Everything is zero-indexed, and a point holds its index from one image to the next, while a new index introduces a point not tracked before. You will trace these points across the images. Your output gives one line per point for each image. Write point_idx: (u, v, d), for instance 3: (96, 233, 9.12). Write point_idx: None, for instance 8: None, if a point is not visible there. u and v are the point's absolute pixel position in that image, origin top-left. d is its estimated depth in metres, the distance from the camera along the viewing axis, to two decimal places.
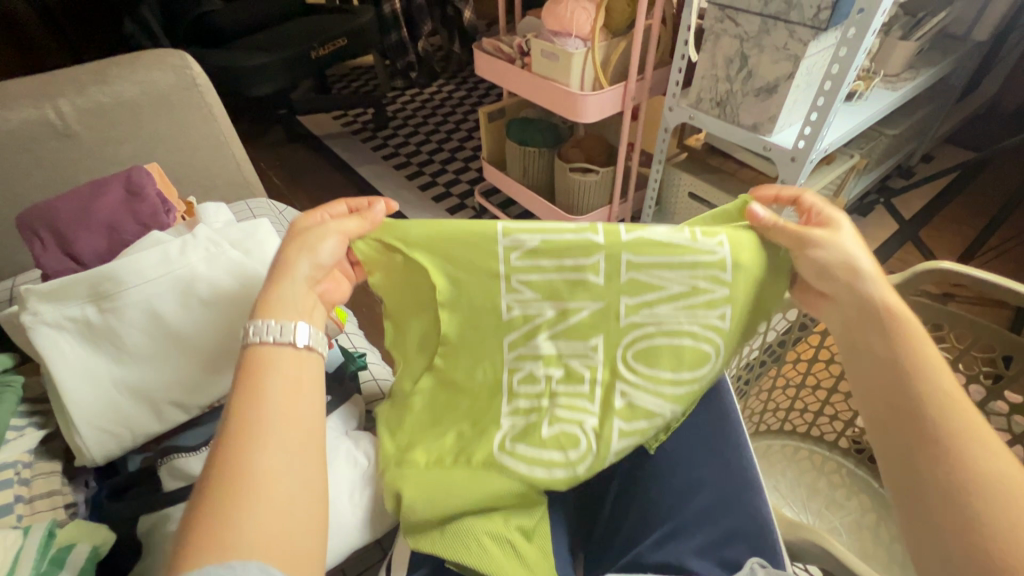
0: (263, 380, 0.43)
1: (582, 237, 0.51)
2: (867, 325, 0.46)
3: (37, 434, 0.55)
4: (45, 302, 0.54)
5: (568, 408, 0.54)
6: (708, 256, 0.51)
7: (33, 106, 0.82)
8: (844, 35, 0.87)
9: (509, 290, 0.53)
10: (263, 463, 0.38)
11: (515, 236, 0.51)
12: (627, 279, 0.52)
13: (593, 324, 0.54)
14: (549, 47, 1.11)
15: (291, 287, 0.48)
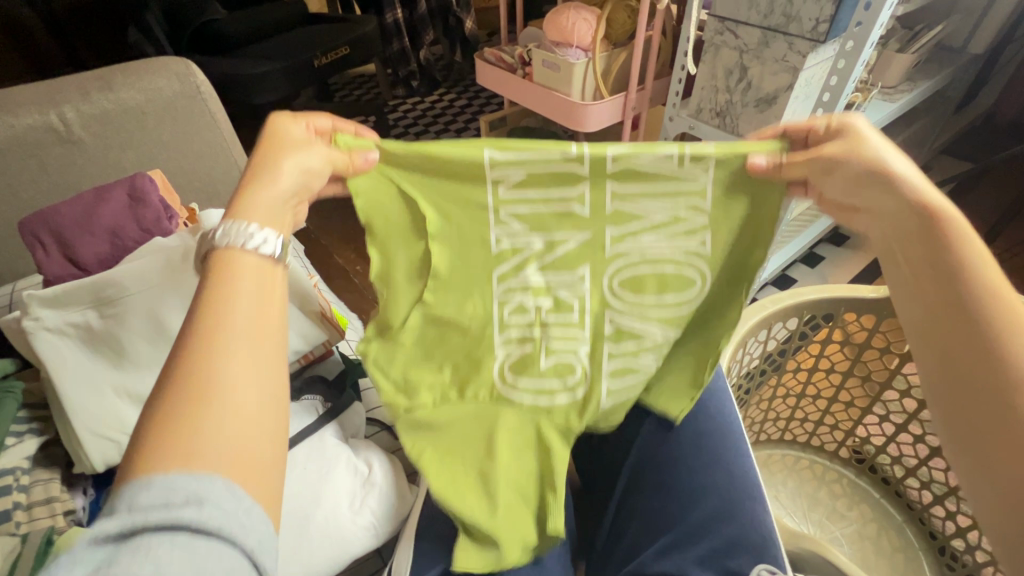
0: (232, 284, 0.37)
1: (569, 166, 0.49)
2: (915, 233, 0.42)
3: (37, 440, 0.55)
4: (47, 308, 0.54)
5: (561, 339, 0.57)
6: (692, 185, 0.50)
7: (39, 113, 0.83)
8: (843, 47, 0.88)
9: (498, 223, 0.53)
10: (229, 372, 0.33)
11: (501, 168, 0.50)
12: (612, 210, 0.52)
13: (579, 255, 0.54)
14: (551, 57, 1.12)
15: (276, 192, 0.42)
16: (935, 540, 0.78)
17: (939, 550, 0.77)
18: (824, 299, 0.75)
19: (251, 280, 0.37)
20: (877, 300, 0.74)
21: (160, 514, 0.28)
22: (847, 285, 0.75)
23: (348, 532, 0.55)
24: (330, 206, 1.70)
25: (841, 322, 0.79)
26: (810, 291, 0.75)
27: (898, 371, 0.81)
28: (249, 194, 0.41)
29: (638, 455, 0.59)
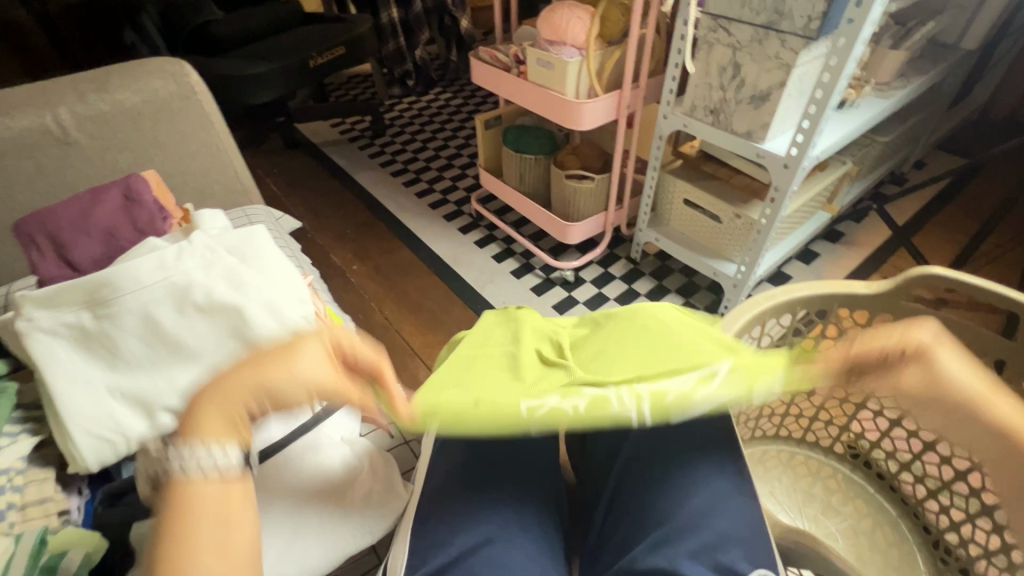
0: (192, 523, 0.40)
1: (621, 420, 0.55)
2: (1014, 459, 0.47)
3: (31, 440, 0.53)
4: (41, 310, 0.55)
5: (586, 393, 0.57)
6: (709, 372, 0.57)
7: (34, 114, 0.82)
8: (835, 44, 0.88)
9: (531, 403, 0.56)
10: None
11: (531, 407, 0.56)
12: (647, 389, 0.56)
13: (606, 401, 0.56)
14: (545, 56, 1.13)
15: (223, 407, 0.44)
16: (930, 533, 0.78)
17: (934, 544, 0.77)
18: (818, 295, 0.75)
19: (219, 508, 0.42)
20: (870, 296, 0.75)
21: None
22: (841, 281, 0.75)
23: (341, 529, 0.55)
24: (327, 206, 1.70)
25: (834, 318, 0.80)
26: (803, 286, 0.75)
27: None
28: (205, 401, 0.44)
29: (630, 450, 0.58)
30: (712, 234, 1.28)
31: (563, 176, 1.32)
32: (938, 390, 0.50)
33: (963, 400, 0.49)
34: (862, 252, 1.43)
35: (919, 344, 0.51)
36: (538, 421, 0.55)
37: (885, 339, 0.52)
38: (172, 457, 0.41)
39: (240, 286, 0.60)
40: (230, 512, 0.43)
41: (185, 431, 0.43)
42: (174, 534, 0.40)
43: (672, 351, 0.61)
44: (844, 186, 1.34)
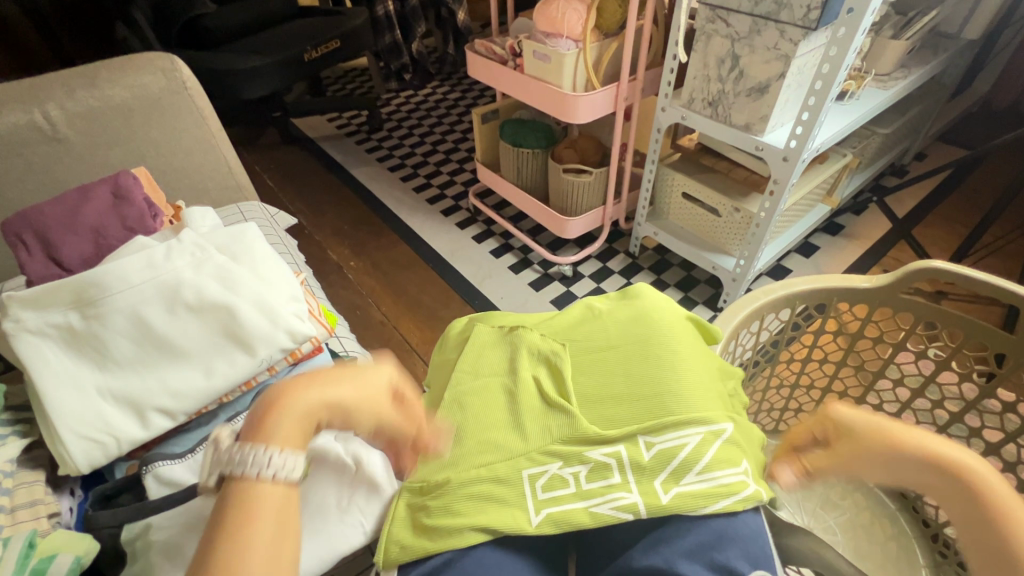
0: (248, 521, 0.38)
1: (625, 500, 0.50)
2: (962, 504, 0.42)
3: (20, 442, 0.53)
4: (27, 310, 0.54)
5: (587, 463, 0.53)
6: (719, 436, 0.52)
7: (22, 111, 0.81)
8: (834, 34, 0.87)
9: (532, 478, 0.52)
10: None
11: (534, 477, 0.52)
12: (652, 455, 0.51)
13: (606, 469, 0.52)
14: (541, 48, 1.11)
15: (303, 417, 0.44)
16: (928, 528, 0.78)
17: (932, 537, 0.78)
18: (817, 289, 0.74)
19: (271, 509, 0.39)
20: (869, 290, 0.74)
21: None
22: (840, 275, 0.74)
23: (331, 534, 0.55)
24: (323, 202, 1.69)
25: (833, 313, 0.79)
26: (802, 280, 0.74)
27: (891, 361, 0.81)
28: (283, 404, 0.44)
29: None
30: (711, 228, 1.27)
31: (560, 170, 1.31)
32: (869, 455, 0.46)
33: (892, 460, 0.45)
34: (861, 245, 1.42)
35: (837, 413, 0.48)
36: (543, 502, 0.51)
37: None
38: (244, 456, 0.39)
39: (231, 285, 0.59)
40: (283, 513, 0.39)
41: (257, 437, 0.41)
42: (225, 537, 0.37)
43: (677, 391, 0.55)
44: (844, 178, 1.33)
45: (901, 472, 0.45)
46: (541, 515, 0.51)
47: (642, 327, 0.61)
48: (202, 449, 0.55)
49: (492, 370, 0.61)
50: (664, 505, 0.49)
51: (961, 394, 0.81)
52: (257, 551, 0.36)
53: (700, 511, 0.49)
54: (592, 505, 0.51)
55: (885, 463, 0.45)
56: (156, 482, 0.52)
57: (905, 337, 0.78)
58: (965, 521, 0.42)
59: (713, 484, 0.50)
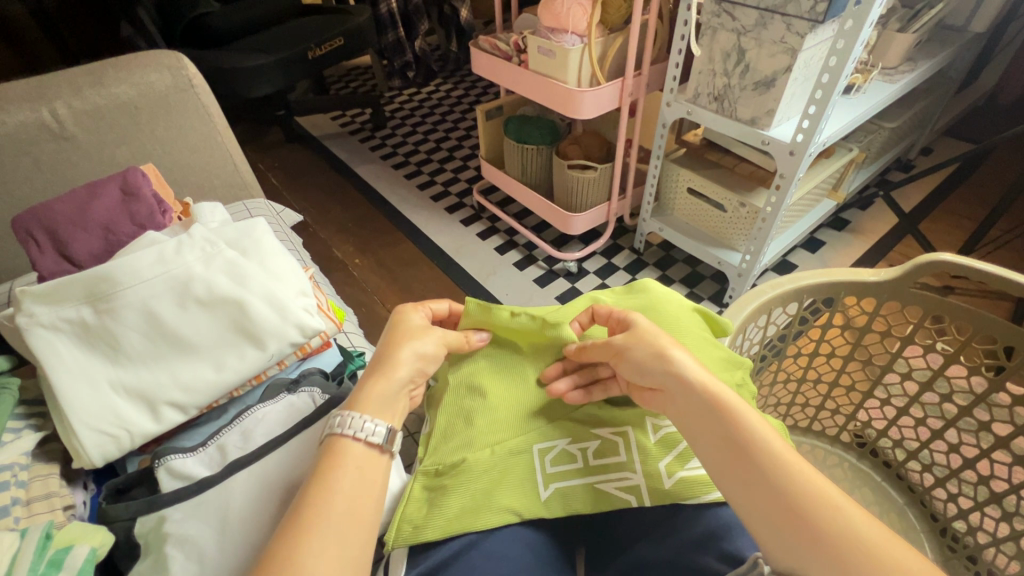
0: (338, 472, 0.44)
1: (630, 483, 0.51)
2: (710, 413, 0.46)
3: (35, 435, 0.53)
4: (40, 304, 0.54)
5: (595, 437, 0.55)
6: None
7: (30, 109, 0.82)
8: (842, 27, 0.86)
9: (542, 451, 0.55)
10: (309, 550, 0.38)
11: (543, 451, 0.55)
12: (657, 436, 0.54)
13: (613, 446, 0.54)
14: (546, 44, 1.11)
15: (394, 385, 0.50)
16: (937, 522, 0.78)
17: (941, 532, 0.77)
18: (824, 283, 0.74)
19: (358, 470, 0.45)
20: (877, 283, 0.74)
21: None
22: (847, 269, 0.74)
23: None
24: (328, 200, 1.70)
25: (841, 307, 0.79)
26: (809, 274, 0.74)
27: (898, 354, 0.81)
28: (373, 379, 0.50)
29: None
30: (716, 223, 1.26)
31: (565, 166, 1.31)
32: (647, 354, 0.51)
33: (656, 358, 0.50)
34: (867, 240, 1.42)
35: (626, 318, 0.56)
36: (552, 478, 0.53)
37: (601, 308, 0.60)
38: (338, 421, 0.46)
39: (241, 279, 0.59)
40: (366, 468, 0.45)
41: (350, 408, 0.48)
42: (316, 484, 0.43)
43: None
44: (851, 172, 1.32)
45: (651, 371, 0.50)
46: (550, 489, 0.53)
47: (648, 317, 0.62)
48: (212, 443, 0.56)
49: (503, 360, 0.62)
50: (667, 488, 0.50)
51: (969, 387, 0.80)
52: (342, 501, 0.42)
53: (703, 498, 0.50)
54: (597, 482, 0.52)
55: (640, 360, 0.51)
56: (169, 476, 0.52)
57: (913, 332, 0.78)
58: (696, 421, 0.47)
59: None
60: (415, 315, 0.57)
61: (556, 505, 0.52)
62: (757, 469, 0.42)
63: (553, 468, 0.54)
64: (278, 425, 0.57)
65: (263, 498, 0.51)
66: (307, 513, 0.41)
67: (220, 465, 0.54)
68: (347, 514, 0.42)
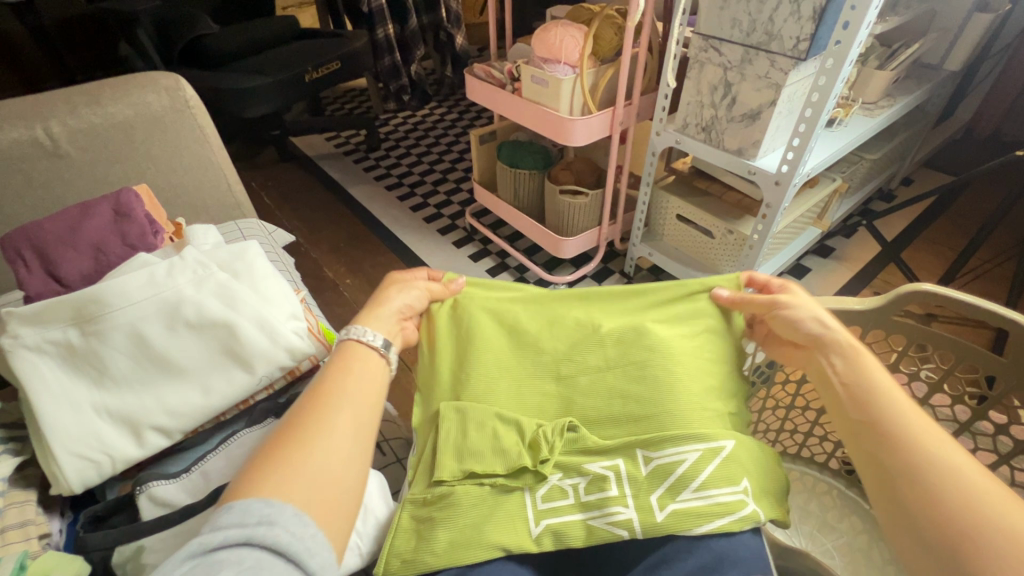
0: (350, 366, 0.50)
1: (620, 520, 0.51)
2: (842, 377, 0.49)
3: (13, 461, 0.52)
4: (26, 325, 0.53)
5: (586, 474, 0.54)
6: (718, 449, 0.53)
7: (24, 127, 0.82)
8: (823, 64, 0.89)
9: (534, 488, 0.54)
10: (336, 419, 0.44)
11: (535, 485, 0.54)
12: (649, 469, 0.53)
13: (604, 480, 0.53)
14: (539, 73, 1.14)
15: (386, 314, 0.58)
16: None
17: None
18: None
19: (369, 367, 0.51)
20: (862, 311, 0.76)
21: (241, 527, 0.36)
22: (833, 297, 0.75)
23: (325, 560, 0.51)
24: (320, 219, 1.70)
25: None
26: None
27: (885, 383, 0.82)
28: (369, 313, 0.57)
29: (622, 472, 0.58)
30: (704, 249, 1.29)
31: (556, 191, 1.33)
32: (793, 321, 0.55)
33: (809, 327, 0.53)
34: (852, 268, 1.45)
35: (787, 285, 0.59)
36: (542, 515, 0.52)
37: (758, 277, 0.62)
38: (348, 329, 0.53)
39: (232, 303, 0.59)
40: (364, 401, 0.47)
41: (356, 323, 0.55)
42: (332, 372, 0.49)
43: (683, 404, 0.56)
44: (834, 202, 1.36)
45: (805, 329, 0.53)
46: (541, 526, 0.52)
47: (641, 346, 0.61)
48: (196, 468, 0.55)
49: (496, 385, 0.62)
50: (659, 522, 0.50)
51: (953, 415, 0.81)
52: (354, 389, 0.48)
53: (694, 531, 0.49)
54: (590, 518, 0.52)
55: (795, 318, 0.54)
56: (150, 504, 0.51)
57: (898, 360, 0.79)
58: (836, 369, 0.49)
59: (710, 502, 0.50)
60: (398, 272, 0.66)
61: (547, 543, 0.51)
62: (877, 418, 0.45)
63: (544, 507, 0.53)
64: None
65: None
66: (324, 394, 0.46)
67: (203, 493, 0.53)
68: (360, 397, 0.47)
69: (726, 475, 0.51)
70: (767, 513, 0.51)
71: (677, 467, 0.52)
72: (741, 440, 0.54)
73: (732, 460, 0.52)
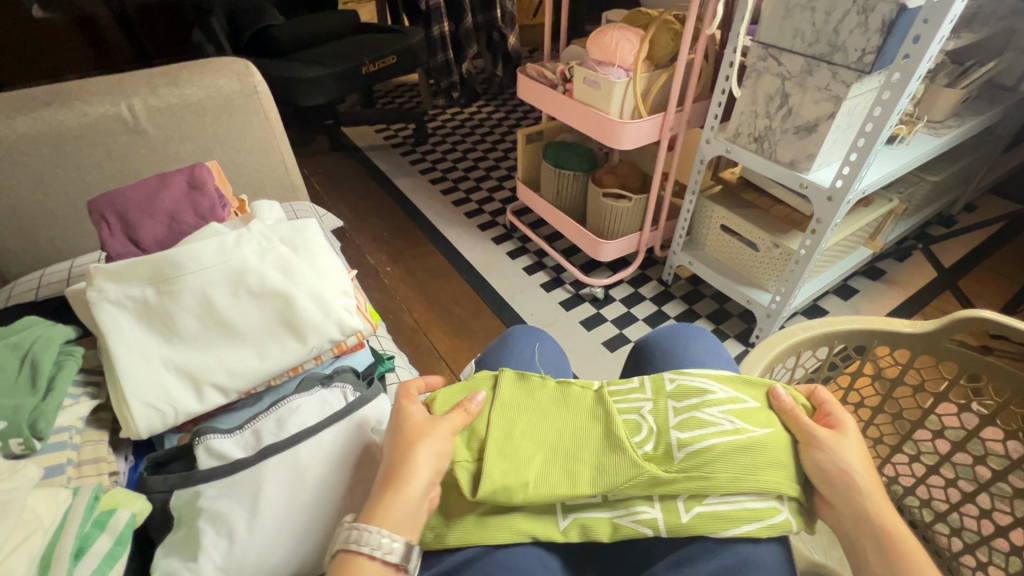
0: None
1: (646, 526, 0.50)
2: (864, 538, 0.46)
3: (90, 402, 0.57)
4: (110, 281, 0.58)
5: None
6: (759, 451, 0.51)
7: (111, 104, 0.89)
8: (888, 79, 0.87)
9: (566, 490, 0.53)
10: None
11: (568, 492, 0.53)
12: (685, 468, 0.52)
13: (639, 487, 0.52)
14: (592, 75, 1.15)
15: (418, 491, 0.48)
16: None
17: None
18: (857, 330, 0.74)
19: None
20: (912, 335, 0.73)
21: None
22: (882, 318, 0.73)
23: None
24: (365, 208, 1.76)
25: (873, 356, 0.78)
26: (841, 320, 0.73)
27: (931, 411, 0.79)
28: (386, 499, 0.47)
29: None
30: (747, 261, 1.27)
31: (600, 194, 1.33)
32: (816, 449, 0.50)
33: (833, 477, 0.49)
34: (905, 292, 1.39)
35: (836, 420, 0.53)
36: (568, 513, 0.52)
37: (782, 396, 0.54)
38: (352, 539, 0.44)
39: (288, 275, 0.63)
40: None
41: (366, 519, 0.46)
42: None
43: (729, 408, 0.54)
44: (889, 223, 1.31)
45: (836, 485, 0.48)
46: (569, 519, 0.52)
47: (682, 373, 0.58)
48: (249, 427, 0.57)
49: (538, 395, 0.58)
50: (685, 523, 0.50)
51: (1004, 452, 0.77)
52: None
53: (722, 533, 0.49)
54: (616, 517, 0.52)
55: (824, 471, 0.49)
56: (206, 454, 0.55)
57: (948, 389, 0.76)
58: (865, 547, 0.46)
59: (738, 508, 0.49)
60: (417, 412, 0.53)
61: (574, 535, 0.52)
62: None
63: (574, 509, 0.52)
64: (311, 416, 0.58)
65: (296, 484, 0.52)
66: None
67: (255, 449, 0.55)
68: None
69: (764, 475, 0.50)
70: (802, 525, 0.50)
71: (710, 459, 0.50)
72: (781, 432, 0.52)
73: (765, 455, 0.50)
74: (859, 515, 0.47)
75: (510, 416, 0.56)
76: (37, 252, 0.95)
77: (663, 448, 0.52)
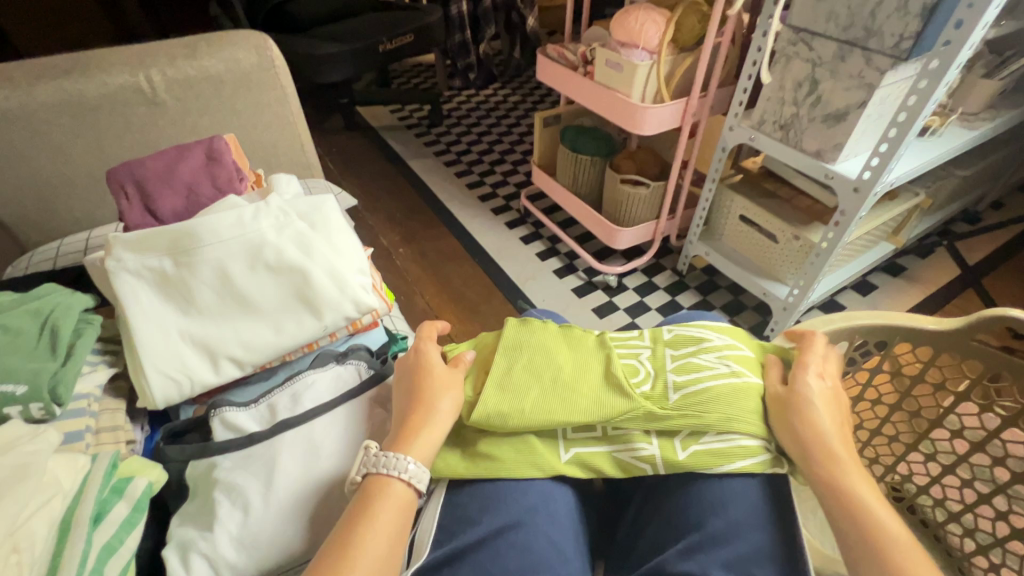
0: (377, 510, 0.45)
1: (644, 459, 0.54)
2: (832, 466, 0.48)
3: (107, 371, 0.57)
4: (128, 251, 0.58)
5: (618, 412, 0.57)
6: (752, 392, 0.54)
7: (129, 74, 0.88)
8: (926, 66, 0.83)
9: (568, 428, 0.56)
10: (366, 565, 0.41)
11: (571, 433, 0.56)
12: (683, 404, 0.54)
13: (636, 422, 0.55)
14: (614, 57, 1.12)
15: (440, 429, 0.52)
16: None
17: None
18: (878, 325, 0.72)
19: (397, 510, 0.46)
20: (937, 333, 0.71)
21: None
22: (906, 314, 0.71)
23: None
24: (379, 188, 1.75)
25: (895, 353, 0.76)
26: (864, 316, 0.72)
27: (950, 411, 0.77)
28: (414, 433, 0.50)
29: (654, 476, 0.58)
30: (765, 253, 1.24)
31: (618, 180, 1.31)
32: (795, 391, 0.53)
33: (809, 414, 0.51)
34: (926, 289, 1.36)
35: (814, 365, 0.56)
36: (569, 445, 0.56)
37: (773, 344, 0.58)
38: (388, 464, 0.47)
39: (305, 250, 0.62)
40: (398, 535, 0.44)
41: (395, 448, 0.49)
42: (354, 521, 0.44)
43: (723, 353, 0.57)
44: (914, 218, 1.28)
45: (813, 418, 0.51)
46: (570, 453, 0.56)
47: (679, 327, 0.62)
48: (264, 400, 0.58)
49: (540, 336, 0.61)
50: (681, 460, 0.53)
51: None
52: (379, 541, 0.43)
53: (717, 469, 0.52)
54: (615, 451, 0.55)
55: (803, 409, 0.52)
56: (221, 426, 0.55)
57: (970, 389, 0.74)
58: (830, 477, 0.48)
59: (733, 445, 0.52)
60: (434, 361, 0.57)
61: None
62: (859, 513, 0.45)
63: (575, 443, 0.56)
64: (325, 393, 0.58)
65: (309, 460, 0.52)
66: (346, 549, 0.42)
67: (269, 423, 0.55)
68: (388, 535, 0.44)
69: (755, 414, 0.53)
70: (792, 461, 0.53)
71: (707, 398, 0.53)
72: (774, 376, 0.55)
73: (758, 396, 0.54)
74: (826, 449, 0.49)
75: (511, 354, 0.58)
76: (56, 222, 0.96)
77: (660, 388, 0.55)
